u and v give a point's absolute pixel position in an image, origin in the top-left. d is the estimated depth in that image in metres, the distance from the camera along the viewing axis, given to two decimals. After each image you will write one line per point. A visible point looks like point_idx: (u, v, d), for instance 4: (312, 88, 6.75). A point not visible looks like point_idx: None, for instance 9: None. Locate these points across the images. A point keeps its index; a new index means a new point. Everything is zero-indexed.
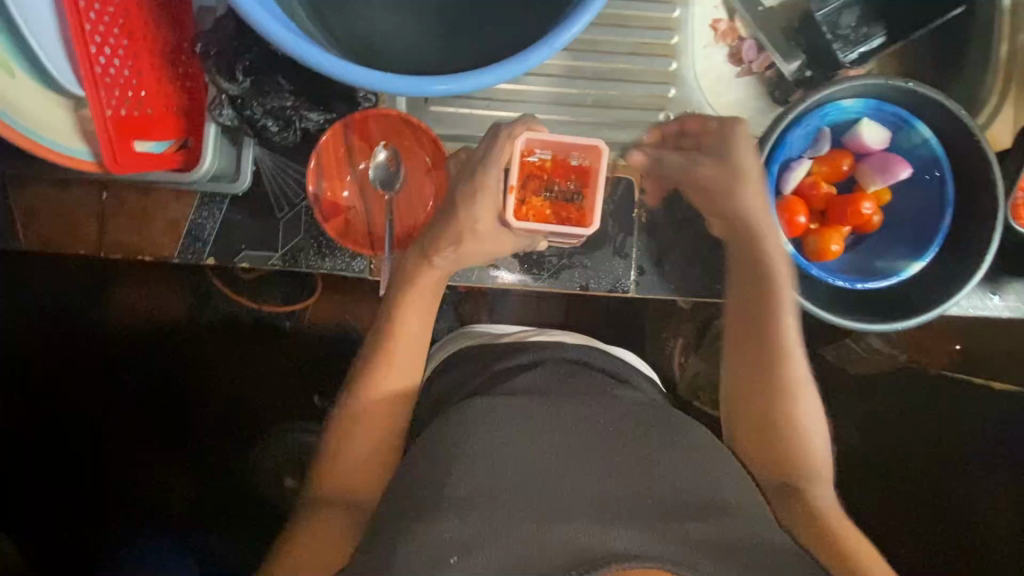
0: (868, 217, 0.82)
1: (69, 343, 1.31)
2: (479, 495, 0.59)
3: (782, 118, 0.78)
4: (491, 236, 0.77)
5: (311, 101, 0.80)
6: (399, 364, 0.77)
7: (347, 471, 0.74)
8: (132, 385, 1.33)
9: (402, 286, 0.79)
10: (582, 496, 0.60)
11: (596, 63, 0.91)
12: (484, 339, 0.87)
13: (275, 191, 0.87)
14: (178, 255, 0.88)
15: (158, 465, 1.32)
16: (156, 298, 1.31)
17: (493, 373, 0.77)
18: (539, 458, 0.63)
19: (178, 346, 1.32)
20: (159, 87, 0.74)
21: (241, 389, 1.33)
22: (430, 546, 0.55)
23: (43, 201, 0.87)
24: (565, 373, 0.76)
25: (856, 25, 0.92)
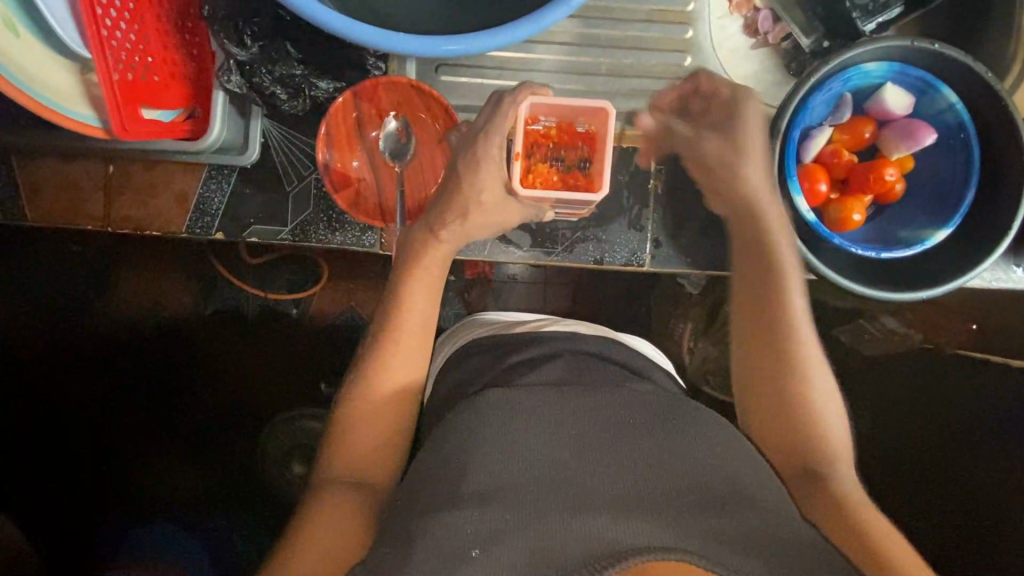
0: (891, 183, 0.81)
1: (75, 328, 1.30)
2: (501, 486, 0.58)
3: (806, 81, 0.75)
4: (497, 207, 0.75)
5: (320, 70, 0.79)
6: (412, 343, 0.75)
7: (357, 455, 0.71)
8: (140, 372, 1.32)
9: (407, 263, 0.76)
10: (606, 488, 0.58)
11: (609, 31, 0.89)
12: (497, 326, 0.85)
13: (284, 163, 0.86)
14: (186, 230, 0.86)
15: (166, 452, 1.31)
16: (163, 284, 1.29)
17: (508, 366, 0.75)
18: (557, 449, 0.61)
19: (183, 333, 1.31)
20: (168, 55, 0.73)
21: (248, 376, 1.31)
22: (452, 541, 0.53)
23: (47, 174, 0.85)
24: (578, 365, 0.74)
25: None
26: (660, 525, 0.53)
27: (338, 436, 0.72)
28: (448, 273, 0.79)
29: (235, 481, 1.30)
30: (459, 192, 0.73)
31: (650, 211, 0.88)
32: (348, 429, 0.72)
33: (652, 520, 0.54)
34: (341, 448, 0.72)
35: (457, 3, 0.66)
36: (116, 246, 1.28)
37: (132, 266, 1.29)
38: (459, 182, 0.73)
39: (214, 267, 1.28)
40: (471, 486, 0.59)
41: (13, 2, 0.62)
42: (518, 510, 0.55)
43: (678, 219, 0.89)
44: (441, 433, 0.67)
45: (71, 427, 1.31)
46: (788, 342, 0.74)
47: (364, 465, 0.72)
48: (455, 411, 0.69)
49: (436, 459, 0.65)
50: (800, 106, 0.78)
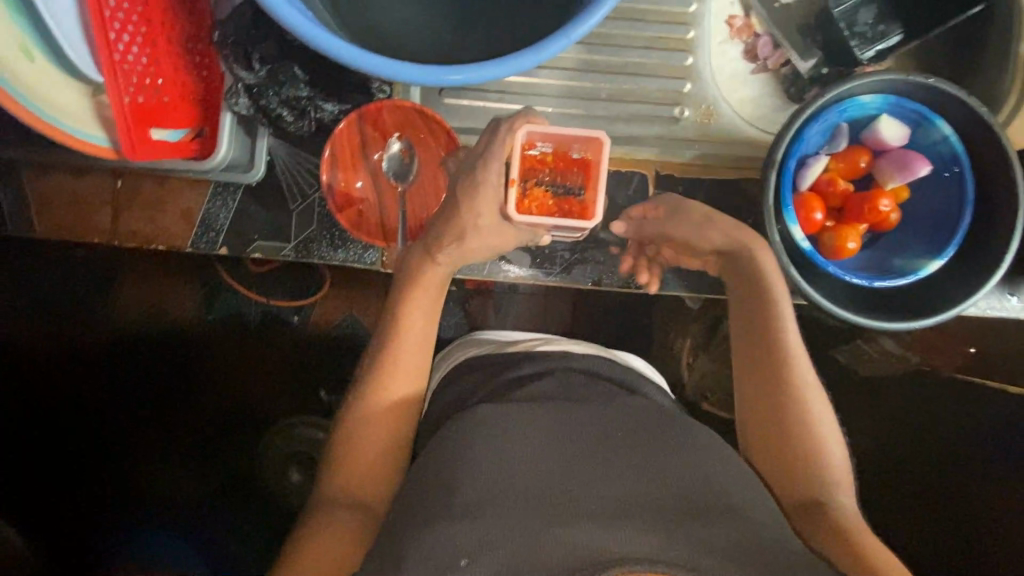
0: (886, 214, 0.82)
1: (79, 334, 1.32)
2: (490, 499, 0.59)
3: (802, 113, 0.76)
4: (493, 229, 0.76)
5: (326, 92, 0.81)
6: (409, 360, 0.76)
7: (354, 473, 0.72)
8: (143, 382, 1.33)
9: (405, 285, 0.78)
10: (596, 500, 0.59)
11: (611, 56, 0.90)
12: (494, 345, 0.87)
13: (289, 182, 0.87)
14: (191, 245, 0.88)
15: (166, 459, 1.32)
16: (165, 296, 1.31)
17: (503, 384, 0.76)
18: (549, 466, 0.63)
19: (185, 341, 1.32)
20: (176, 78, 0.74)
21: (250, 385, 1.33)
22: (443, 551, 0.55)
23: (56, 188, 0.87)
24: (574, 382, 0.75)
25: (873, 23, 0.91)
26: (644, 539, 0.54)
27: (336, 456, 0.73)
28: (446, 291, 0.81)
29: (235, 487, 1.32)
30: (457, 214, 0.75)
31: None
32: (346, 449, 0.73)
33: (638, 534, 0.55)
34: (341, 469, 0.73)
35: (460, 33, 0.68)
36: (121, 253, 1.30)
37: (136, 277, 1.31)
38: (456, 207, 0.75)
39: (217, 273, 1.29)
40: (461, 496, 0.60)
41: (27, 28, 0.64)
42: (506, 521, 0.57)
43: (674, 243, 0.90)
44: (437, 445, 0.69)
45: (73, 433, 1.32)
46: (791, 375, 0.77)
47: (361, 483, 0.72)
48: (448, 427, 0.70)
49: (429, 469, 0.66)
50: (796, 140, 0.79)
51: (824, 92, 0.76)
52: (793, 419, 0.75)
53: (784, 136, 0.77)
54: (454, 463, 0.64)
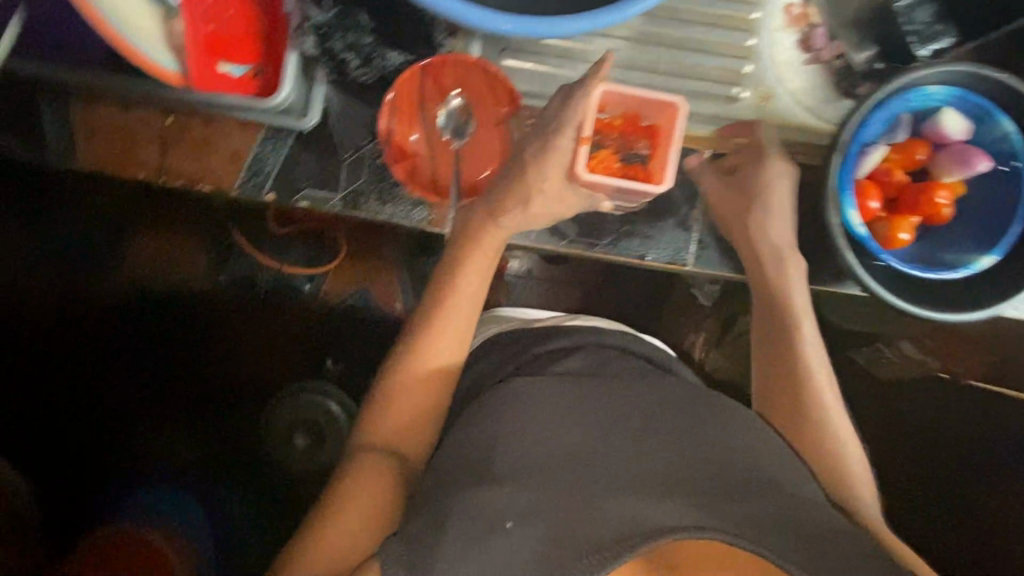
0: (942, 207, 0.82)
1: (86, 285, 1.30)
2: (538, 464, 0.60)
3: (868, 99, 0.76)
4: (558, 196, 0.75)
5: (391, 41, 0.82)
6: (454, 325, 0.76)
7: (390, 429, 0.74)
8: (150, 338, 1.31)
9: (460, 246, 0.77)
10: (637, 473, 0.59)
11: (674, 31, 0.90)
12: (518, 322, 0.87)
13: (341, 133, 0.85)
14: (238, 189, 0.87)
15: (170, 414, 1.30)
16: (182, 252, 1.29)
17: (535, 355, 0.76)
18: (586, 436, 0.62)
19: (194, 300, 1.31)
20: (247, 13, 0.74)
21: (260, 348, 1.31)
22: (488, 512, 0.56)
23: (103, 120, 0.85)
24: (605, 357, 0.75)
25: (930, 21, 0.88)
26: (695, 510, 0.55)
27: (375, 415, 0.74)
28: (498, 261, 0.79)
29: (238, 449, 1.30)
30: (523, 181, 0.73)
31: (698, 213, 0.90)
32: (386, 410, 0.74)
33: (682, 503, 0.55)
34: (377, 423, 0.74)
35: None
36: (133, 207, 1.26)
37: (153, 231, 1.28)
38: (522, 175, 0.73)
39: (233, 235, 1.27)
40: (508, 460, 0.61)
41: None
42: (551, 485, 0.58)
43: (724, 223, 0.90)
44: (475, 417, 0.69)
45: (76, 382, 1.29)
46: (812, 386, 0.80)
47: (401, 444, 0.74)
48: (488, 394, 0.70)
49: (476, 429, 0.67)
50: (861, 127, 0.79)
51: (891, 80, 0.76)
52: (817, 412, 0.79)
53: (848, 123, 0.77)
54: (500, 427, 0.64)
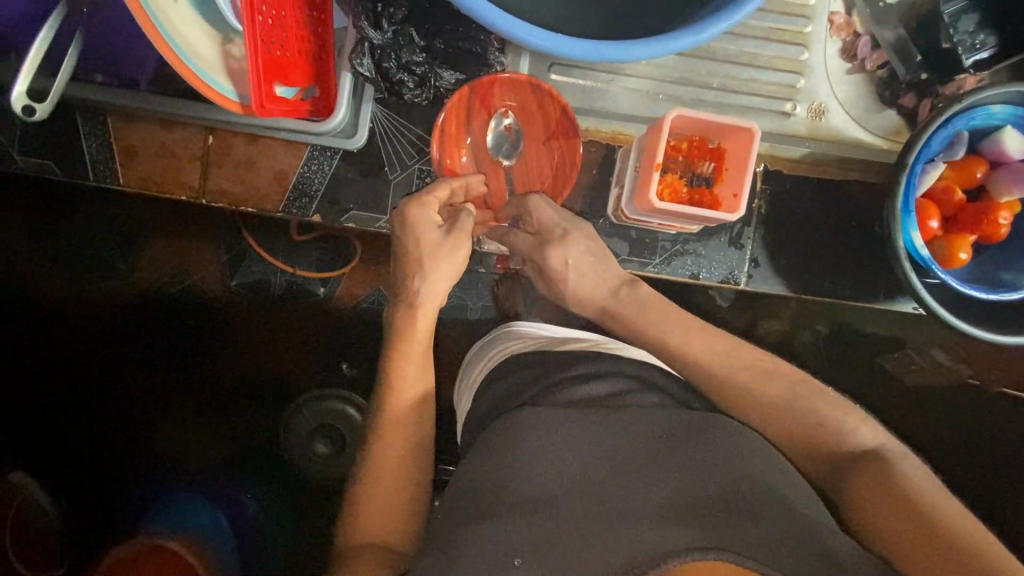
0: (1001, 227, 0.81)
1: (91, 294, 1.20)
2: (563, 496, 0.58)
3: (934, 119, 0.75)
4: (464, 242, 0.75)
5: (444, 59, 0.77)
6: (411, 368, 0.76)
7: (377, 509, 0.71)
8: (159, 351, 1.21)
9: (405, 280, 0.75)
10: (650, 503, 0.56)
11: (727, 44, 0.88)
12: (543, 341, 0.79)
13: (389, 151, 0.84)
14: (283, 209, 0.84)
15: (183, 428, 1.22)
16: (190, 262, 1.18)
17: (554, 381, 0.72)
18: (623, 472, 0.59)
19: (205, 309, 1.20)
20: (298, 32, 0.70)
21: (274, 360, 1.21)
22: (496, 549, 0.54)
23: (144, 139, 0.82)
24: (628, 388, 0.70)
25: (974, 31, 0.85)
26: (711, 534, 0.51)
27: (367, 478, 0.72)
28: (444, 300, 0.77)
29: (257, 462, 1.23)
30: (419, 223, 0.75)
31: (752, 230, 0.88)
32: (371, 471, 0.73)
33: (693, 528, 0.52)
34: (363, 511, 0.71)
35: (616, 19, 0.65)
36: (142, 211, 1.16)
37: (161, 239, 1.18)
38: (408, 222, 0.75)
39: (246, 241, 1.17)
40: (517, 491, 0.59)
41: None
42: (558, 518, 0.55)
43: (776, 241, 0.89)
44: (483, 451, 0.66)
45: (85, 394, 1.21)
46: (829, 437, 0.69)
47: (390, 502, 0.72)
48: (499, 424, 0.68)
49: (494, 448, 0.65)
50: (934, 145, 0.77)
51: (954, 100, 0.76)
52: (803, 423, 0.70)
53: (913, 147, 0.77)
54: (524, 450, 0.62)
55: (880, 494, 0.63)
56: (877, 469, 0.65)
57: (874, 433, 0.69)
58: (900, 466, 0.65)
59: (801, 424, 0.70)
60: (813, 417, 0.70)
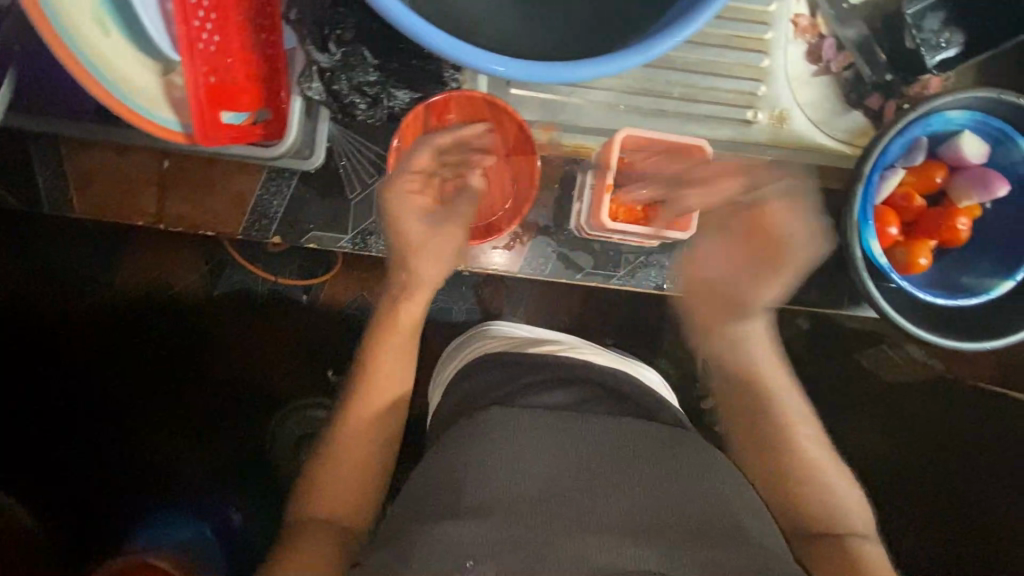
0: (960, 232, 0.82)
1: (67, 304, 1.17)
2: (528, 500, 0.58)
3: (892, 127, 0.75)
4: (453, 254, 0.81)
5: (399, 79, 0.76)
6: (391, 359, 0.80)
7: (339, 487, 0.74)
8: (138, 361, 1.19)
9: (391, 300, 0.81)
10: (607, 517, 0.57)
11: (686, 52, 0.87)
12: (513, 341, 0.83)
13: (348, 169, 0.83)
14: (242, 232, 0.84)
15: (161, 440, 1.19)
16: (171, 271, 1.18)
17: (517, 386, 0.74)
18: (584, 480, 0.60)
19: (187, 317, 1.19)
20: (245, 56, 0.68)
21: (256, 368, 1.21)
22: (450, 551, 0.53)
23: (99, 166, 0.81)
24: (592, 397, 0.73)
25: (938, 30, 0.87)
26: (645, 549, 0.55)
27: (329, 459, 0.75)
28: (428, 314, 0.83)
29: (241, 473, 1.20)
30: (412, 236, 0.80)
31: None
32: (339, 450, 0.76)
33: (635, 542, 0.55)
34: (325, 486, 0.74)
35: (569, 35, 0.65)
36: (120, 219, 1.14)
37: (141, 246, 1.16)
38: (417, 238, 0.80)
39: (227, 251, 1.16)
40: (474, 494, 0.58)
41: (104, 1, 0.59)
42: (511, 520, 0.56)
43: None
44: (447, 448, 0.66)
45: (60, 412, 1.17)
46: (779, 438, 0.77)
47: (350, 483, 0.74)
48: (462, 424, 0.68)
49: (459, 449, 0.64)
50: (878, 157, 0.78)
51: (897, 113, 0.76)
52: (795, 473, 0.75)
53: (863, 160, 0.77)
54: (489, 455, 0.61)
55: (840, 559, 0.69)
56: (846, 542, 0.71)
57: (859, 518, 0.74)
58: (866, 548, 0.70)
59: (790, 473, 0.76)
60: (811, 475, 0.75)
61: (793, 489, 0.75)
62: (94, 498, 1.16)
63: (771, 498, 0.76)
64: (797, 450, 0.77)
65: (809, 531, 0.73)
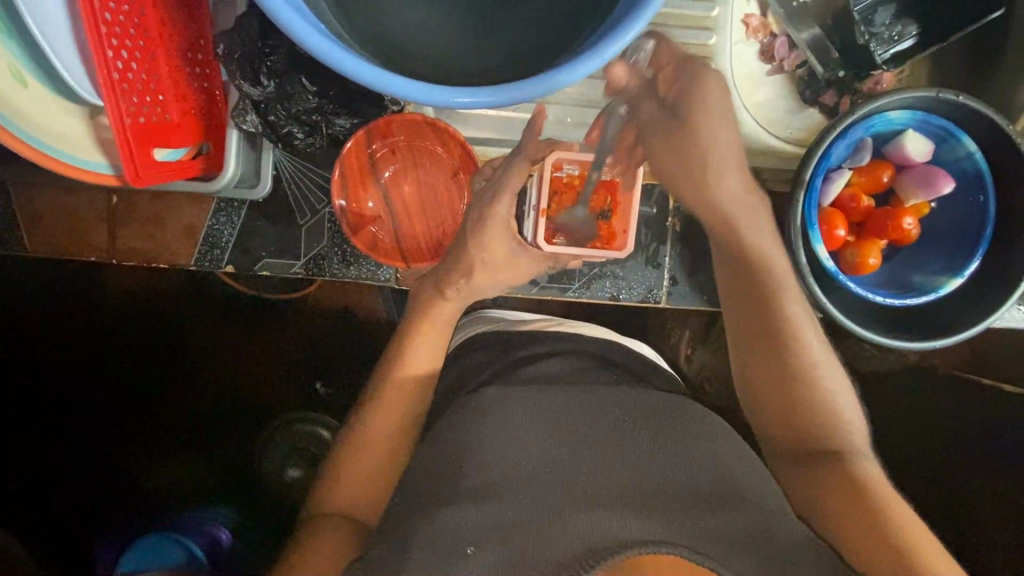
0: (909, 231, 0.81)
1: (43, 327, 1.17)
2: (515, 477, 0.57)
3: (831, 129, 0.75)
4: (504, 263, 0.73)
5: (338, 105, 0.76)
6: (415, 364, 0.73)
7: (353, 483, 0.69)
8: (117, 381, 1.19)
9: (413, 320, 0.75)
10: (603, 485, 0.56)
11: None
12: (500, 323, 0.83)
13: (296, 195, 0.84)
14: (195, 263, 0.84)
15: (144, 458, 1.20)
16: (152, 291, 1.16)
17: (509, 362, 0.74)
18: (568, 459, 0.59)
19: (166, 331, 1.18)
20: (180, 91, 0.70)
21: (238, 380, 1.19)
22: (449, 541, 0.53)
23: (51, 206, 0.83)
24: (582, 368, 0.73)
25: (890, 23, 0.88)
26: (657, 524, 0.51)
27: (356, 445, 0.71)
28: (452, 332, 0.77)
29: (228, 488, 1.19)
30: (467, 251, 0.72)
31: (668, 248, 0.89)
32: (354, 446, 0.71)
33: (635, 515, 0.52)
34: (337, 482, 0.70)
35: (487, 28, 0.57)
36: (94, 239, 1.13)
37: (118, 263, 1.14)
38: (465, 246, 0.72)
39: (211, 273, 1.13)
40: (469, 479, 0.58)
41: (19, 51, 0.59)
42: (522, 505, 0.54)
43: (694, 257, 0.89)
44: (447, 430, 0.65)
45: (50, 434, 1.19)
46: (772, 326, 0.69)
47: (368, 474, 0.70)
48: (460, 403, 0.68)
49: (451, 432, 0.64)
50: (682, 77, 0.66)
51: (623, 79, 0.66)
52: (800, 382, 0.68)
53: (636, 123, 0.69)
54: (473, 433, 0.61)
55: (834, 478, 0.63)
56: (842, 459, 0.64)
57: (855, 430, 0.68)
58: (858, 463, 0.65)
59: (794, 377, 0.68)
60: (805, 379, 0.68)
61: (795, 398, 0.68)
62: (91, 509, 1.19)
63: (767, 413, 0.70)
64: (799, 346, 0.69)
65: (802, 451, 0.67)
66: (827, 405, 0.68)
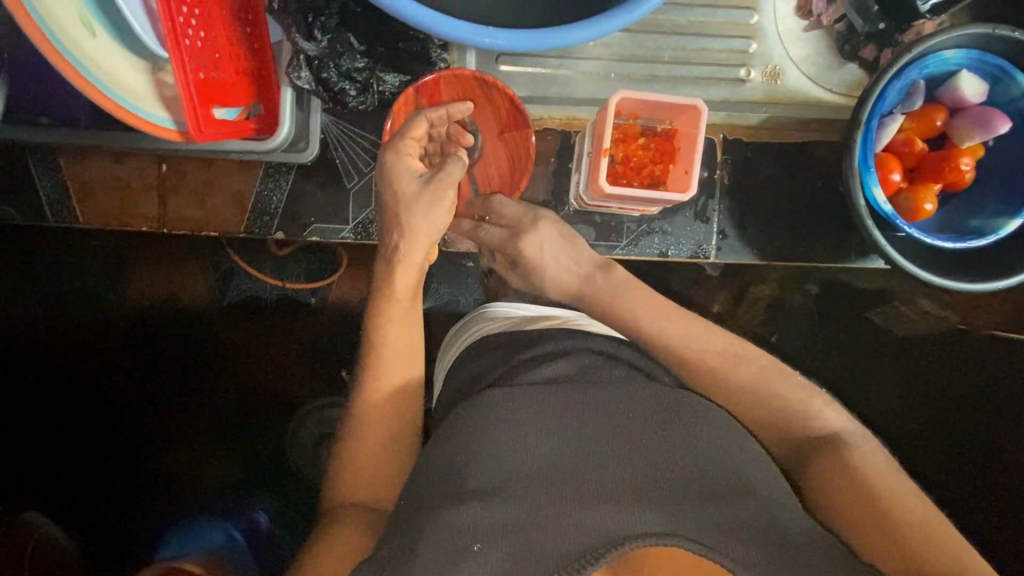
0: (965, 173, 0.80)
1: (54, 330, 1.09)
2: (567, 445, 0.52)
3: (889, 72, 0.74)
4: (421, 207, 0.71)
5: (386, 62, 0.76)
6: (391, 353, 0.70)
7: (362, 476, 0.66)
8: (131, 379, 1.11)
9: (378, 294, 0.72)
10: (659, 474, 0.51)
11: (673, 15, 0.86)
12: (513, 324, 0.71)
13: (344, 159, 0.83)
14: (245, 229, 0.84)
15: (158, 464, 1.12)
16: (171, 280, 1.09)
17: (514, 364, 0.64)
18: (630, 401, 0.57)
19: (186, 333, 1.11)
20: (233, 51, 0.69)
21: (251, 375, 1.11)
22: (473, 529, 0.47)
23: (100, 175, 0.83)
24: (592, 369, 0.62)
25: None
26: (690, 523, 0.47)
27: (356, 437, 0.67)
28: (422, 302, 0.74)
29: (245, 483, 1.11)
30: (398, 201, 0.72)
31: (716, 203, 0.91)
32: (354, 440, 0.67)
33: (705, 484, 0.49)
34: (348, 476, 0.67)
35: None
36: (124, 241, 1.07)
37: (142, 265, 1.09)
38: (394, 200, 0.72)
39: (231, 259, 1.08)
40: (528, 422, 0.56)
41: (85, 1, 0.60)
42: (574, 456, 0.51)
43: (743, 210, 0.91)
44: (456, 427, 0.58)
45: (48, 436, 1.10)
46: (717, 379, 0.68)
47: (378, 462, 0.67)
48: (463, 409, 0.59)
49: (474, 424, 0.57)
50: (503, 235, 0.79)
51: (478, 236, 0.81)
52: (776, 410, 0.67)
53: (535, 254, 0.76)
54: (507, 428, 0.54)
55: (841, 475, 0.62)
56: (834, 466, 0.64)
57: (835, 416, 0.66)
58: (859, 457, 0.63)
59: (762, 405, 0.68)
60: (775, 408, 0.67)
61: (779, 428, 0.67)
62: (92, 509, 1.10)
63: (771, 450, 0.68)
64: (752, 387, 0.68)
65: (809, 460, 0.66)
66: (807, 419, 0.66)
